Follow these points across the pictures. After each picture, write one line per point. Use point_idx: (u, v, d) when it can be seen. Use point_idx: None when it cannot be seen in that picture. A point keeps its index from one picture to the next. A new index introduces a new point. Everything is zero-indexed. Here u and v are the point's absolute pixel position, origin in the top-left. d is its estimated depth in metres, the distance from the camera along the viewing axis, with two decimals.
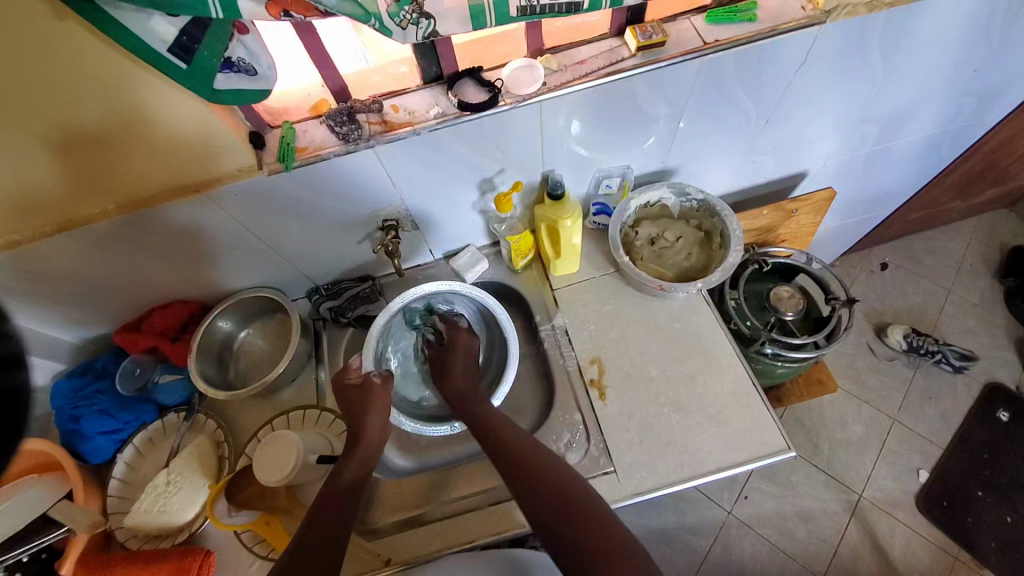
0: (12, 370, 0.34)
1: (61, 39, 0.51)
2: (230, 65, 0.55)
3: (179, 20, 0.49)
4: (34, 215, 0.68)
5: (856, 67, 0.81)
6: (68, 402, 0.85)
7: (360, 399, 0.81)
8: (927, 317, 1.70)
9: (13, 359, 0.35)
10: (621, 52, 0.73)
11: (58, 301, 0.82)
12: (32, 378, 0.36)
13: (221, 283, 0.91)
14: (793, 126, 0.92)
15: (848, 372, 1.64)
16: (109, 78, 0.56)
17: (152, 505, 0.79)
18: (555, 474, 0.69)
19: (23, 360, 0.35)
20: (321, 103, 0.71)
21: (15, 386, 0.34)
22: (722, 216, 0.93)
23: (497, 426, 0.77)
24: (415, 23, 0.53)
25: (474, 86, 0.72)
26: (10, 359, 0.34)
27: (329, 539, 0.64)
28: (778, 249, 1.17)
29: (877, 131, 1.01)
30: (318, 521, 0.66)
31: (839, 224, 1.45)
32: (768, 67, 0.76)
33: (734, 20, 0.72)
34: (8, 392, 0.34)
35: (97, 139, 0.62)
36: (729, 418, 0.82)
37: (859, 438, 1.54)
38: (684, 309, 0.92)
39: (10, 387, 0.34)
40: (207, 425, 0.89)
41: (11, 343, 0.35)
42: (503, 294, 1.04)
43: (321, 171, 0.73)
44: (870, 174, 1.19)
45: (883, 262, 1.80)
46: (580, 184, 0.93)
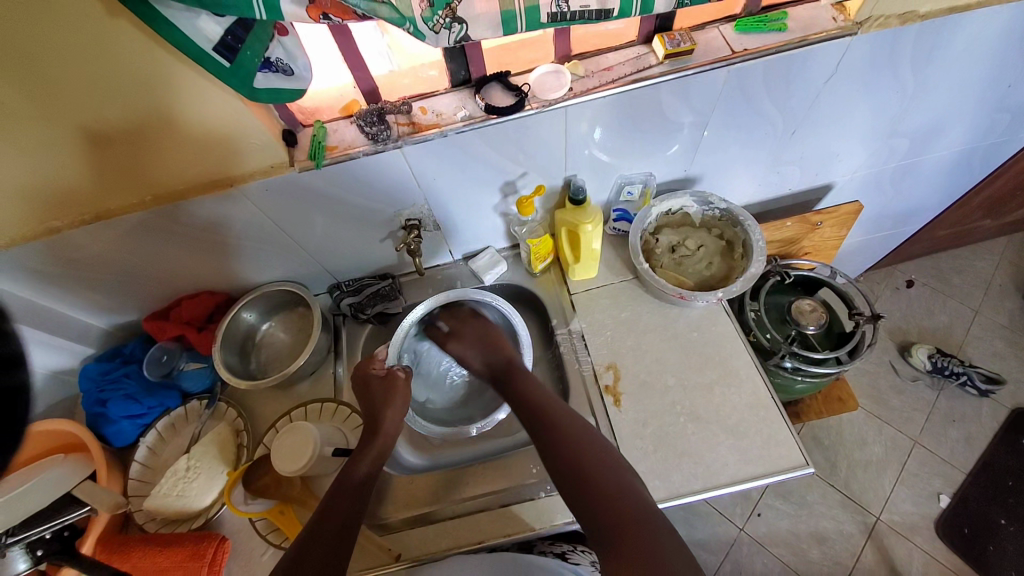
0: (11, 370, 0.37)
1: (112, 36, 0.54)
2: (269, 65, 0.57)
3: (225, 20, 0.51)
4: (75, 204, 0.72)
5: (886, 80, 0.80)
6: (96, 385, 0.88)
7: (385, 390, 0.83)
8: (954, 337, 1.65)
9: (10, 359, 0.37)
10: (648, 60, 0.73)
11: (93, 287, 0.85)
12: (29, 378, 0.38)
13: (246, 275, 0.94)
14: (820, 138, 0.91)
15: (869, 390, 1.60)
16: (154, 74, 0.59)
17: (170, 490, 0.81)
18: (581, 450, 0.71)
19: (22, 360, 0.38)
20: (352, 104, 0.73)
21: (16, 385, 0.37)
22: (745, 226, 0.92)
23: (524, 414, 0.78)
24: (447, 27, 0.54)
25: (500, 91, 0.73)
26: (8, 359, 0.37)
27: (339, 530, 0.65)
28: (801, 262, 1.16)
29: (906, 145, 0.99)
30: (330, 511, 0.67)
31: (863, 239, 1.43)
32: (797, 78, 0.76)
33: (763, 30, 0.72)
34: (8, 392, 0.37)
35: (137, 132, 0.65)
36: (746, 431, 0.81)
37: (879, 459, 1.50)
38: (702, 318, 0.91)
39: (12, 386, 0.37)
40: (226, 414, 0.92)
41: (11, 345, 0.38)
42: (520, 297, 1.05)
43: (349, 170, 0.74)
44: (898, 189, 1.17)
45: (909, 279, 1.76)
46: (601, 190, 0.93)
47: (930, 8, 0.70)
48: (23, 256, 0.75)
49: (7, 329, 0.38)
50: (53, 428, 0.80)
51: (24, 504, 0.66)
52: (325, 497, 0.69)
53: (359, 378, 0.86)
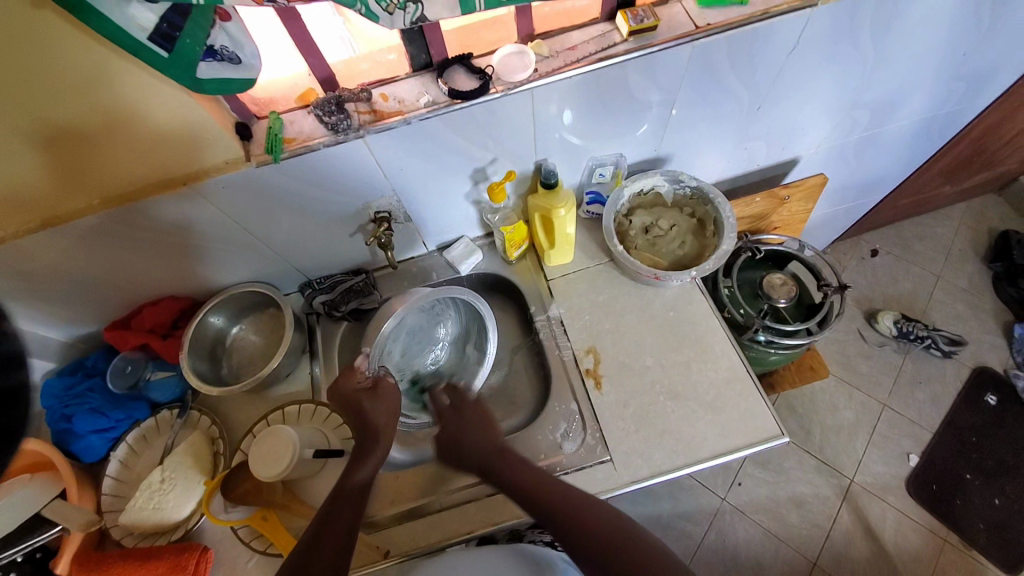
0: (10, 370, 0.33)
1: (39, 29, 0.50)
2: (213, 53, 0.53)
3: (159, 7, 0.47)
4: (16, 211, 0.67)
5: (847, 52, 0.81)
6: (60, 401, 0.84)
7: (377, 400, 0.79)
8: (917, 302, 1.72)
9: (12, 359, 0.34)
10: (613, 37, 0.72)
11: (45, 299, 0.80)
12: (31, 378, 0.34)
13: (210, 278, 0.90)
14: (786, 112, 0.92)
15: (840, 358, 1.66)
16: (91, 69, 0.55)
17: (146, 503, 0.79)
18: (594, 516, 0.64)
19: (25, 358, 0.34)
20: (308, 92, 0.70)
21: (10, 387, 0.33)
22: (715, 203, 0.92)
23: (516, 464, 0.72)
24: (402, 7, 0.52)
25: (464, 74, 0.71)
26: (9, 358, 0.33)
27: (341, 546, 0.63)
28: (771, 237, 1.18)
29: (868, 116, 1.01)
30: (329, 531, 0.64)
31: (830, 211, 1.46)
32: (760, 52, 0.76)
33: (725, 3, 0.72)
34: (4, 393, 0.33)
35: (77, 131, 0.60)
36: (724, 406, 0.83)
37: (851, 423, 1.57)
38: (678, 298, 0.92)
39: (9, 386, 0.33)
40: (200, 422, 0.88)
41: (12, 343, 0.34)
42: (497, 286, 1.04)
43: (309, 163, 0.71)
44: (861, 161, 1.20)
45: (874, 249, 1.82)
46: (573, 173, 0.92)
47: None
48: None
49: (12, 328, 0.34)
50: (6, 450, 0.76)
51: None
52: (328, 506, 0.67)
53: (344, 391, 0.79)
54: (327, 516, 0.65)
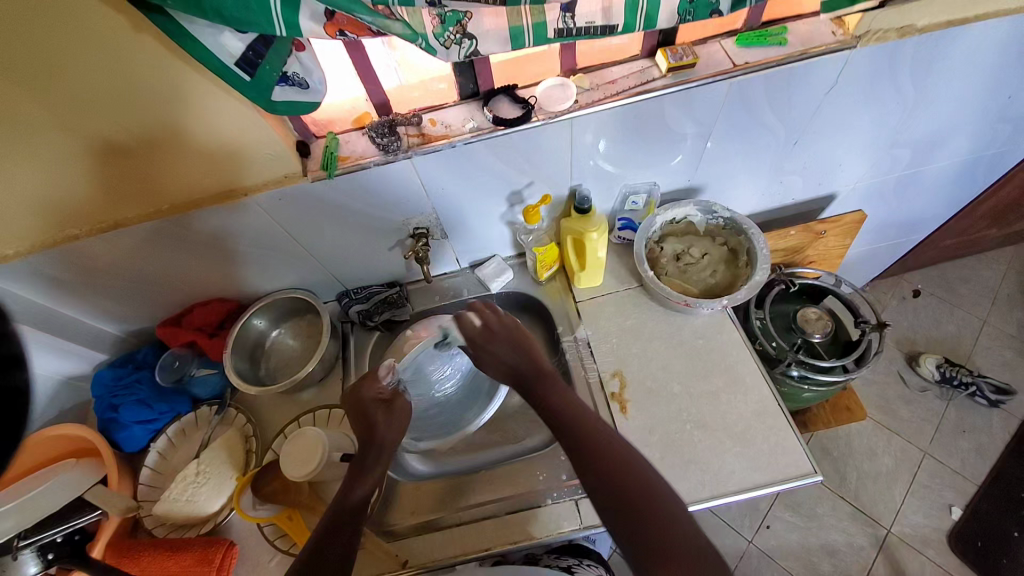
0: (10, 370, 0.33)
1: (135, 51, 0.56)
2: (286, 78, 0.59)
3: (247, 37, 0.53)
4: (95, 212, 0.74)
5: (887, 93, 0.82)
6: (109, 391, 0.90)
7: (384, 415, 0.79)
8: (962, 347, 1.64)
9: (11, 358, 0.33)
10: (651, 73, 0.75)
11: (109, 294, 0.87)
12: (32, 377, 0.34)
13: (256, 283, 0.96)
14: (823, 148, 0.92)
15: (877, 401, 1.59)
16: (172, 86, 0.61)
17: (180, 495, 0.82)
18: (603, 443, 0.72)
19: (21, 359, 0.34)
20: (364, 116, 0.76)
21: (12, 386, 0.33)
22: (749, 234, 0.93)
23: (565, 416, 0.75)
24: (458, 43, 0.56)
25: (508, 103, 0.75)
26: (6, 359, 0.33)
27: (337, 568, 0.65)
28: (806, 271, 1.16)
29: (909, 154, 1.00)
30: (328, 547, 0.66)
31: (869, 248, 1.43)
32: (799, 90, 0.77)
33: (763, 44, 0.74)
34: (9, 393, 0.33)
35: (155, 141, 0.67)
36: (753, 439, 0.81)
37: (889, 471, 1.48)
38: (708, 326, 0.92)
39: (9, 387, 0.33)
40: (236, 420, 0.92)
41: (12, 344, 0.33)
42: (526, 306, 1.06)
43: (359, 180, 0.76)
44: (901, 199, 1.18)
45: (915, 289, 1.75)
46: (606, 199, 0.94)
47: (927, 22, 0.72)
48: (44, 263, 0.78)
49: (11, 328, 0.33)
50: (57, 432, 0.81)
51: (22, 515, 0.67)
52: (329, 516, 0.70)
53: (357, 402, 0.80)
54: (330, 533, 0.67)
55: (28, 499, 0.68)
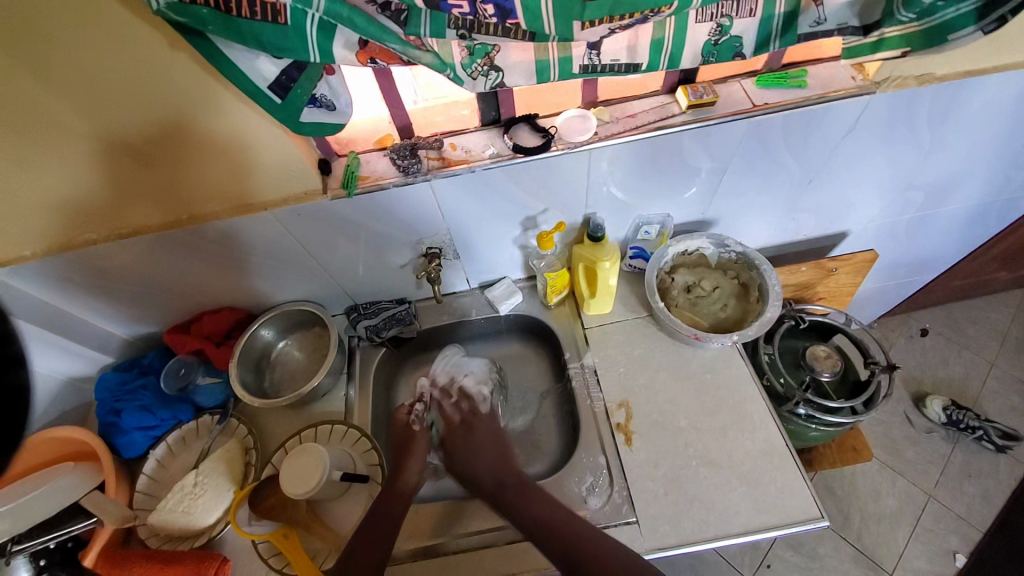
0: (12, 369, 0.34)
1: (169, 67, 0.58)
2: (314, 101, 0.60)
3: (281, 62, 0.54)
4: (115, 219, 0.75)
5: (904, 137, 0.83)
6: (112, 395, 0.89)
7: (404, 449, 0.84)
8: (969, 390, 1.62)
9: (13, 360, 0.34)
10: (672, 109, 0.76)
11: (120, 298, 0.87)
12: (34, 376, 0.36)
13: (267, 294, 0.96)
14: (836, 189, 0.93)
15: (883, 440, 1.56)
16: (201, 101, 0.62)
17: (176, 505, 0.81)
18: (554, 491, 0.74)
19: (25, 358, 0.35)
20: (386, 137, 0.77)
21: (18, 383, 0.35)
22: (760, 269, 0.92)
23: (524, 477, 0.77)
24: (484, 74, 0.58)
25: (528, 131, 0.77)
26: (12, 359, 0.34)
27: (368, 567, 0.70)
28: (815, 307, 1.15)
29: (921, 198, 1.01)
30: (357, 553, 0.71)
31: (878, 285, 1.42)
32: (816, 131, 0.78)
33: (783, 85, 0.75)
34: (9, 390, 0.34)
35: (181, 153, 0.68)
36: (759, 478, 0.80)
37: (893, 512, 1.45)
38: (717, 360, 0.91)
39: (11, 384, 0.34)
40: (237, 431, 0.92)
41: (14, 345, 0.35)
42: (534, 330, 1.05)
43: (378, 199, 0.77)
44: (912, 240, 1.18)
45: (923, 328, 1.74)
46: (619, 228, 0.95)
47: (946, 71, 0.74)
48: (58, 265, 0.78)
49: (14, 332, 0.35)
50: (50, 435, 0.80)
51: (17, 518, 0.68)
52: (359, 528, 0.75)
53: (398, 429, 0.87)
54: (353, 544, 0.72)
55: (23, 502, 0.69)
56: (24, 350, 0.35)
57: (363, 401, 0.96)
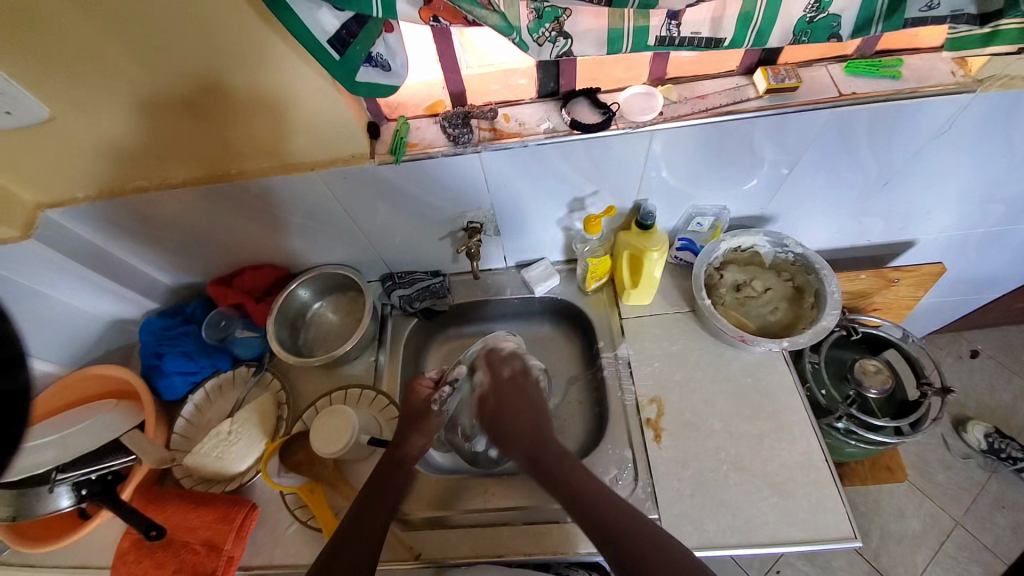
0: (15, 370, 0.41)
1: (228, 15, 0.56)
2: (370, 59, 0.57)
3: (344, 16, 0.52)
4: (168, 168, 0.76)
5: (1005, 142, 0.74)
6: (155, 339, 0.93)
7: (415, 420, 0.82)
8: (1015, 419, 1.51)
9: (12, 360, 0.41)
10: (746, 92, 0.70)
11: (167, 246, 0.89)
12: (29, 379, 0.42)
13: (307, 254, 0.96)
14: (914, 194, 0.85)
15: (915, 461, 1.49)
16: (257, 52, 0.61)
17: (211, 450, 0.84)
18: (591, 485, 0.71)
19: (23, 361, 0.42)
20: (438, 103, 0.75)
21: (17, 385, 0.41)
22: (820, 275, 0.87)
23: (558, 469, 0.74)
24: (552, 41, 0.54)
25: (587, 107, 0.72)
26: (9, 360, 0.41)
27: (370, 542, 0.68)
28: (868, 318, 1.08)
29: (1002, 212, 0.92)
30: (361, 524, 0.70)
31: (935, 301, 1.32)
32: (907, 128, 0.71)
33: (875, 74, 0.68)
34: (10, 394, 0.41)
35: (234, 105, 0.67)
36: (791, 491, 0.76)
37: (916, 535, 1.40)
38: (759, 365, 0.87)
39: (16, 386, 0.41)
40: (270, 385, 0.94)
41: (13, 347, 0.42)
42: (567, 314, 1.03)
43: (425, 168, 0.75)
44: (982, 256, 1.09)
45: (974, 349, 1.63)
46: (670, 217, 0.90)
47: None
48: (111, 209, 0.80)
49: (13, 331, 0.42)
50: (93, 372, 0.85)
51: (61, 448, 0.73)
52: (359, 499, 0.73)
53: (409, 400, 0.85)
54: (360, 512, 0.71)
55: (67, 434, 0.75)
56: (22, 352, 0.42)
57: (392, 369, 0.96)
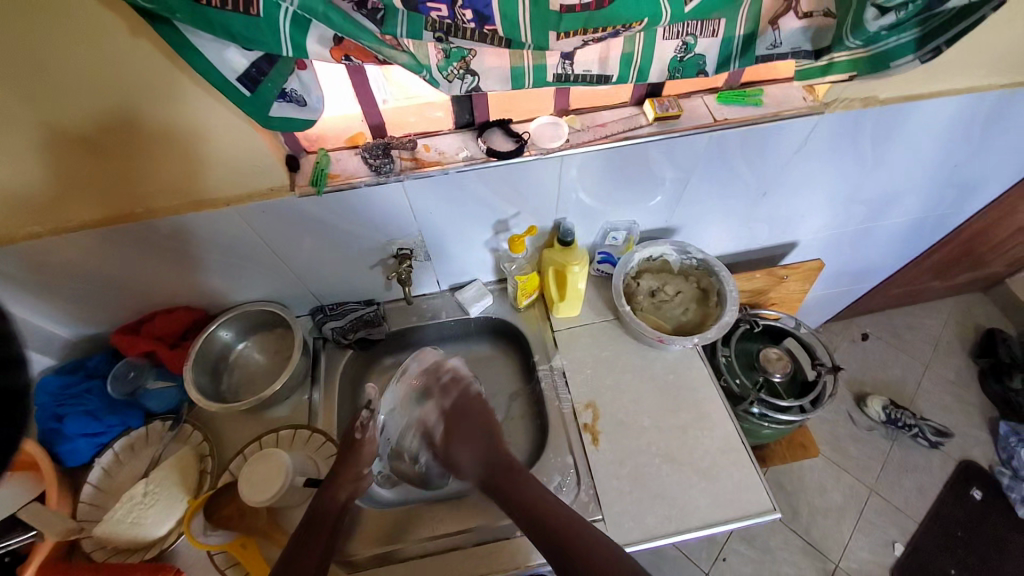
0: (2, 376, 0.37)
1: (129, 54, 0.55)
2: (283, 95, 0.58)
3: (251, 55, 0.53)
4: (60, 211, 0.70)
5: (849, 155, 0.90)
6: (53, 400, 0.83)
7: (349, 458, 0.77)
8: (905, 390, 1.76)
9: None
10: (639, 120, 0.80)
11: (62, 296, 0.82)
12: (30, 380, 0.38)
13: (227, 294, 0.92)
14: (788, 201, 0.99)
15: (828, 438, 1.67)
16: (163, 90, 0.59)
17: (125, 516, 0.76)
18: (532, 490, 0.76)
19: (22, 360, 0.38)
20: (358, 135, 0.76)
21: (15, 387, 0.37)
22: (720, 275, 0.98)
23: (511, 488, 0.77)
24: (461, 77, 0.58)
25: (502, 136, 0.78)
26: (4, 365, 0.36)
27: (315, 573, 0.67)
28: (768, 312, 1.22)
29: (864, 212, 1.09)
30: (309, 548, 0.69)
31: (824, 293, 1.52)
32: (771, 145, 0.83)
33: (742, 102, 0.80)
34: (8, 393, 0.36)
35: (138, 143, 0.64)
36: (720, 475, 0.83)
37: (838, 506, 1.55)
38: (680, 362, 0.95)
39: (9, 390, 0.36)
40: (191, 437, 0.87)
41: (8, 349, 0.37)
42: (503, 332, 1.06)
43: (348, 199, 0.76)
44: (856, 250, 1.27)
45: (864, 333, 1.87)
46: (588, 233, 0.97)
47: (888, 95, 0.81)
48: None
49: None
50: None
51: None
52: (296, 534, 0.70)
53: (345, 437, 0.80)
54: (301, 546, 0.68)
55: None
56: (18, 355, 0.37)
57: (329, 405, 0.93)
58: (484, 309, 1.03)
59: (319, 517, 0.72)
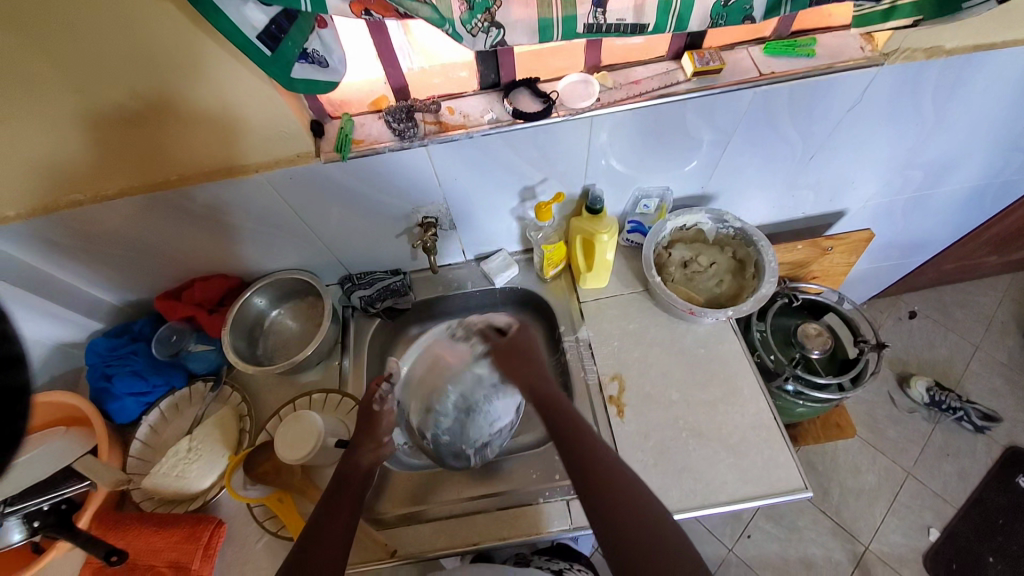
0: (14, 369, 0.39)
1: (154, 18, 0.54)
2: (305, 56, 0.58)
3: (271, 11, 0.51)
4: (98, 179, 0.72)
5: (908, 115, 0.82)
6: (102, 360, 0.89)
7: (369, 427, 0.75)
8: (953, 372, 1.65)
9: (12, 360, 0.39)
10: (676, 76, 0.74)
11: (108, 262, 0.85)
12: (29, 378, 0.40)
13: (258, 262, 0.94)
14: (837, 165, 0.92)
15: (865, 419, 1.60)
16: (188, 55, 0.59)
17: (170, 470, 0.81)
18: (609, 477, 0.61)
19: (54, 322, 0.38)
20: (381, 99, 0.75)
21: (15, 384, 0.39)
22: (758, 246, 0.92)
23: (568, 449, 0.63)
24: (485, 31, 0.55)
25: (528, 96, 0.74)
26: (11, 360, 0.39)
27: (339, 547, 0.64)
28: (809, 286, 1.16)
29: (922, 177, 1.00)
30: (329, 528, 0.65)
31: (870, 267, 1.43)
32: (822, 102, 0.76)
33: (792, 54, 0.73)
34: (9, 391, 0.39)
35: (166, 109, 0.65)
36: (747, 452, 0.81)
37: (872, 488, 1.50)
38: (710, 336, 0.92)
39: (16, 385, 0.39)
40: (230, 399, 0.92)
41: (12, 347, 0.39)
42: (528, 303, 1.05)
43: (373, 165, 0.75)
44: (908, 220, 1.18)
45: (912, 311, 1.76)
46: (618, 201, 0.94)
47: (957, 44, 0.72)
48: (42, 225, 0.76)
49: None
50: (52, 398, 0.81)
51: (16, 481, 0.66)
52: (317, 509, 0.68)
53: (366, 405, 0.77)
54: (325, 513, 0.67)
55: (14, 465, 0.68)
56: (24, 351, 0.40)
57: (357, 372, 0.95)
58: (509, 279, 1.01)
59: (342, 487, 0.70)
